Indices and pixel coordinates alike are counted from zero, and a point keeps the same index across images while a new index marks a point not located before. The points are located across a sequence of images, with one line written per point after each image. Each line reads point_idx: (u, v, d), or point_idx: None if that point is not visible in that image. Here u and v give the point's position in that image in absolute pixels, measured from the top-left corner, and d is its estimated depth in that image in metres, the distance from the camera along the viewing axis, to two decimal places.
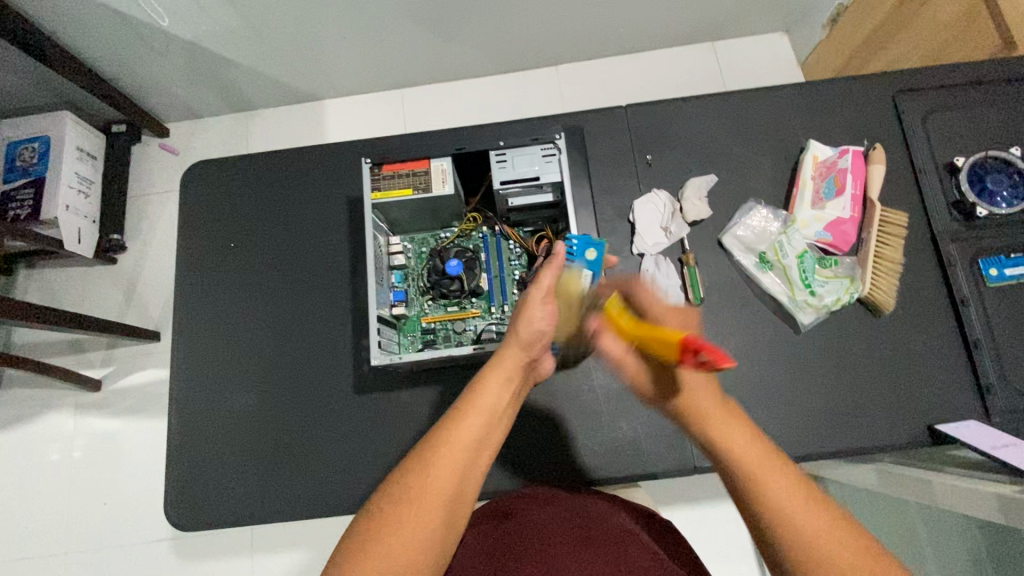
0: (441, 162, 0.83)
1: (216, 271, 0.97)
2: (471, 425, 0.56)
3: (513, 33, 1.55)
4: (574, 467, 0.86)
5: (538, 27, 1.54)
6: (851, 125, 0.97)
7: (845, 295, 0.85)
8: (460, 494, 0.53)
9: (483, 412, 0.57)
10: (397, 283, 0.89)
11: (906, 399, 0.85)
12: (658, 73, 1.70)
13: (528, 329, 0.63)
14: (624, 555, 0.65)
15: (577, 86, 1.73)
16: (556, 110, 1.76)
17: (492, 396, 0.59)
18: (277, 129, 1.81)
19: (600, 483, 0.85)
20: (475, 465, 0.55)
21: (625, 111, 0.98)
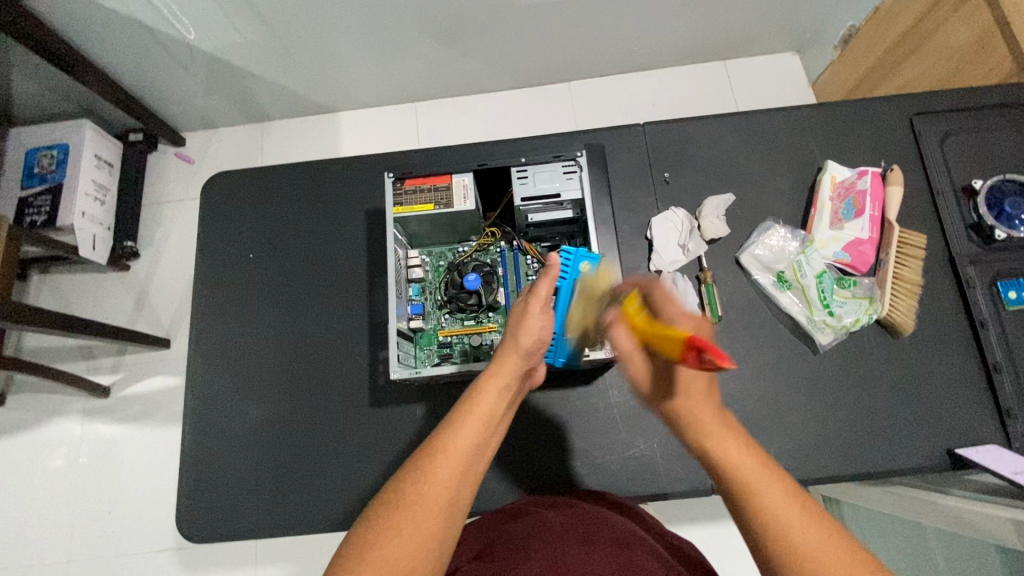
0: (462, 177, 0.84)
1: (233, 280, 0.98)
2: (470, 431, 0.55)
3: (529, 50, 1.57)
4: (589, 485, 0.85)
5: (553, 44, 1.56)
6: (869, 146, 0.97)
7: (864, 316, 0.85)
8: (459, 501, 0.51)
9: (482, 419, 0.56)
10: (414, 296, 0.89)
11: (925, 422, 0.84)
12: (670, 90, 1.72)
13: (529, 338, 0.63)
14: (631, 555, 0.61)
15: (590, 102, 1.74)
16: (568, 125, 1.77)
17: (490, 402, 0.58)
18: (292, 140, 1.83)
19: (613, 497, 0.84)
20: (473, 473, 0.53)
21: (643, 129, 0.99)
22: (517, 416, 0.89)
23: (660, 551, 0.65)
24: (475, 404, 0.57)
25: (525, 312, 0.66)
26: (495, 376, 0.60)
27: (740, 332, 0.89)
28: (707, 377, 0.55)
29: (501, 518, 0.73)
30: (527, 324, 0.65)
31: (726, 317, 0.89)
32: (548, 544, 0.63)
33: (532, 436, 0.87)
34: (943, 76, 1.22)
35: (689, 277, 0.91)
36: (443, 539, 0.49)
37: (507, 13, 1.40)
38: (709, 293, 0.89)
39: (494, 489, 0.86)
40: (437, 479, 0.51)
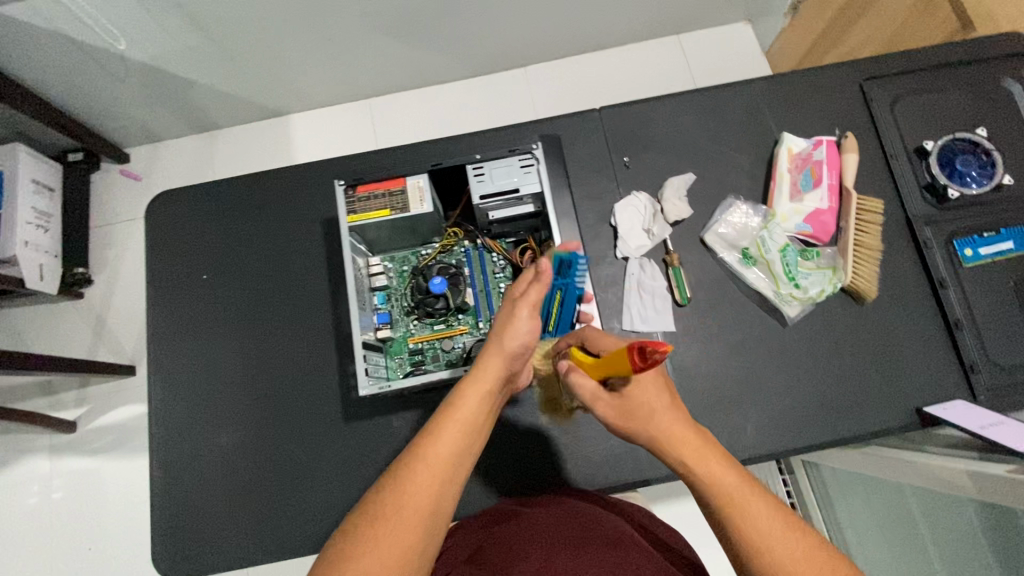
0: (417, 179, 0.80)
1: (187, 304, 0.94)
2: (447, 439, 0.56)
3: (482, 36, 1.53)
4: (572, 480, 0.85)
5: (506, 29, 1.52)
6: (823, 114, 0.98)
7: (828, 285, 0.86)
8: (438, 511, 0.52)
9: (461, 426, 0.57)
10: (380, 304, 0.87)
11: (893, 385, 0.86)
12: (627, 69, 1.70)
13: (511, 340, 0.63)
14: (622, 555, 0.60)
15: (547, 86, 1.72)
16: (528, 113, 1.75)
17: (471, 408, 0.59)
18: (244, 147, 1.77)
19: (598, 484, 0.84)
20: (454, 481, 0.55)
21: (599, 115, 0.98)
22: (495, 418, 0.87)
23: (650, 550, 0.64)
24: (454, 413, 0.58)
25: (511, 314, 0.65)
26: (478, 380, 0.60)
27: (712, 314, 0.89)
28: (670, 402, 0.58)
29: (496, 517, 0.73)
30: (512, 325, 0.64)
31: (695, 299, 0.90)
32: (542, 548, 0.62)
33: (513, 435, 0.87)
34: (886, 42, 1.24)
35: (656, 262, 0.91)
36: (421, 548, 0.50)
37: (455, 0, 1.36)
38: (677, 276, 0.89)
39: (479, 492, 0.85)
40: (415, 491, 0.52)
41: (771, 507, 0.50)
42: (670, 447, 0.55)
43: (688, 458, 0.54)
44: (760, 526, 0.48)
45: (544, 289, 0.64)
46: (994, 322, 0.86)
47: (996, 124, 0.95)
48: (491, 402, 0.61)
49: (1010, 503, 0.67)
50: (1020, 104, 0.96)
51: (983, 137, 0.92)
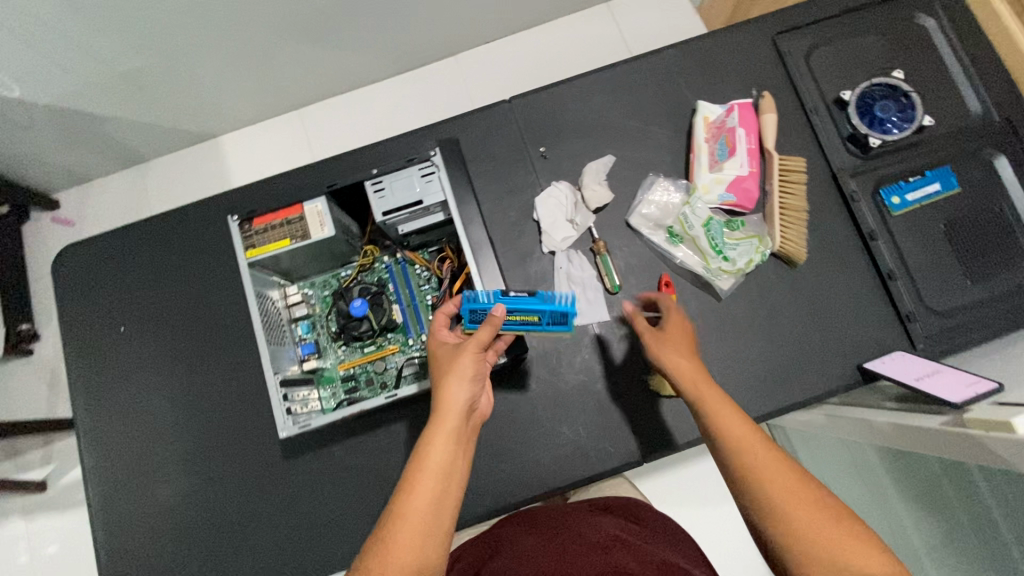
0: (314, 204, 0.77)
1: (111, 359, 0.90)
2: (423, 490, 0.59)
3: (402, 32, 1.48)
4: (522, 485, 0.84)
5: (426, 22, 1.46)
6: (739, 76, 0.94)
7: (756, 255, 0.84)
8: (428, 561, 0.56)
9: (434, 473, 0.60)
10: (304, 334, 0.85)
11: (834, 345, 0.85)
12: (559, 44, 1.65)
13: (464, 376, 0.65)
14: (615, 560, 0.59)
15: (479, 74, 1.66)
16: (464, 105, 1.68)
17: (440, 453, 0.61)
18: (175, 177, 1.70)
19: (549, 485, 0.83)
20: (439, 527, 0.58)
21: (509, 106, 0.94)
22: None
23: (644, 549, 0.63)
24: (424, 462, 0.61)
25: (459, 353, 0.68)
26: (441, 420, 0.63)
27: (646, 298, 0.87)
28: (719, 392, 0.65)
29: (482, 555, 0.72)
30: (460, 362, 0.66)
31: (627, 284, 0.88)
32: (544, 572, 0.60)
33: None
34: None
35: (583, 251, 0.88)
36: None
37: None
38: (605, 264, 0.87)
39: None
40: (402, 548, 0.55)
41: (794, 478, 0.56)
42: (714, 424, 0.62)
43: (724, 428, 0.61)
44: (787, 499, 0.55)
45: (494, 330, 0.67)
46: (925, 269, 0.85)
47: (912, 64, 0.92)
48: (459, 439, 0.63)
49: (950, 455, 0.67)
50: (935, 40, 0.93)
51: (900, 80, 0.90)
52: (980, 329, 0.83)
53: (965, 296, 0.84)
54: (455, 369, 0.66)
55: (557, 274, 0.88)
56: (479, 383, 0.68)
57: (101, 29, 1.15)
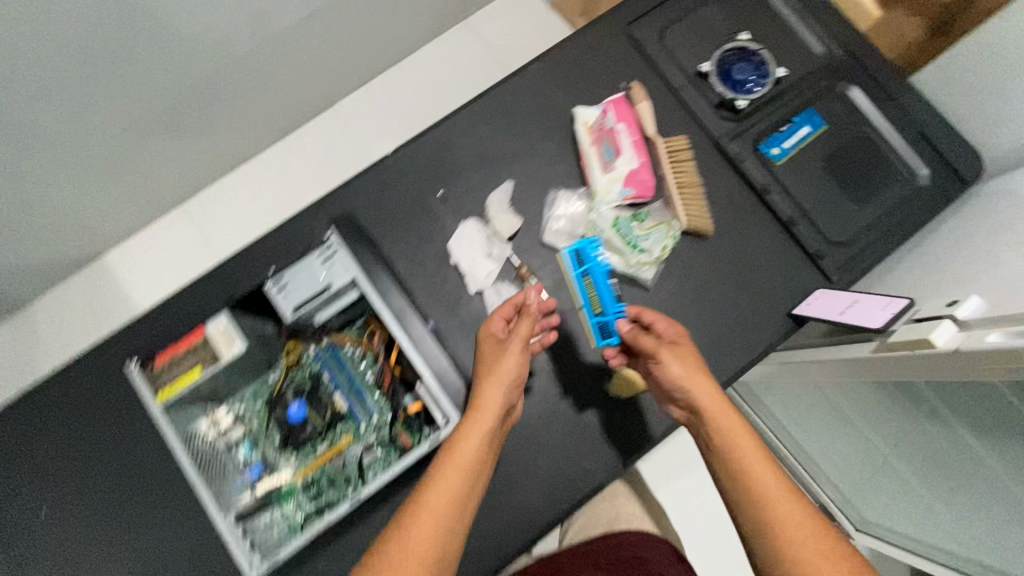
0: (215, 324, 0.77)
1: (38, 552, 0.80)
2: (456, 475, 0.66)
3: (271, 99, 1.42)
4: (517, 530, 0.81)
5: (292, 83, 1.42)
6: (606, 72, 0.97)
7: (668, 240, 0.87)
8: (449, 539, 0.63)
9: (468, 459, 0.68)
10: (248, 455, 0.78)
11: (762, 300, 0.89)
12: (433, 72, 1.64)
13: (502, 380, 0.72)
14: None
15: (361, 122, 1.63)
16: (357, 160, 1.62)
17: (476, 444, 0.69)
18: (63, 314, 1.54)
19: (544, 521, 0.82)
20: (462, 510, 0.65)
21: (396, 160, 0.92)
22: None
23: None
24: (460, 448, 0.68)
25: (503, 356, 0.75)
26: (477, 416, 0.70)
27: (582, 308, 0.87)
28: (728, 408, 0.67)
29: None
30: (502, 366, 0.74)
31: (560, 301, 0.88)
32: None
33: None
34: None
35: (507, 282, 0.88)
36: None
37: (220, 78, 1.24)
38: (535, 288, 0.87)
39: None
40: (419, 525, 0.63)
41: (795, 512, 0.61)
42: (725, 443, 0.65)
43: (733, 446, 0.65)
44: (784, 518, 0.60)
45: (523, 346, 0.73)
46: (819, 207, 0.91)
47: (753, 23, 0.98)
48: (492, 435, 0.70)
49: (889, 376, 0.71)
50: None
51: (747, 42, 0.96)
52: (880, 248, 0.90)
53: (859, 221, 0.91)
54: (498, 369, 0.73)
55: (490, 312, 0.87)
56: (515, 386, 0.74)
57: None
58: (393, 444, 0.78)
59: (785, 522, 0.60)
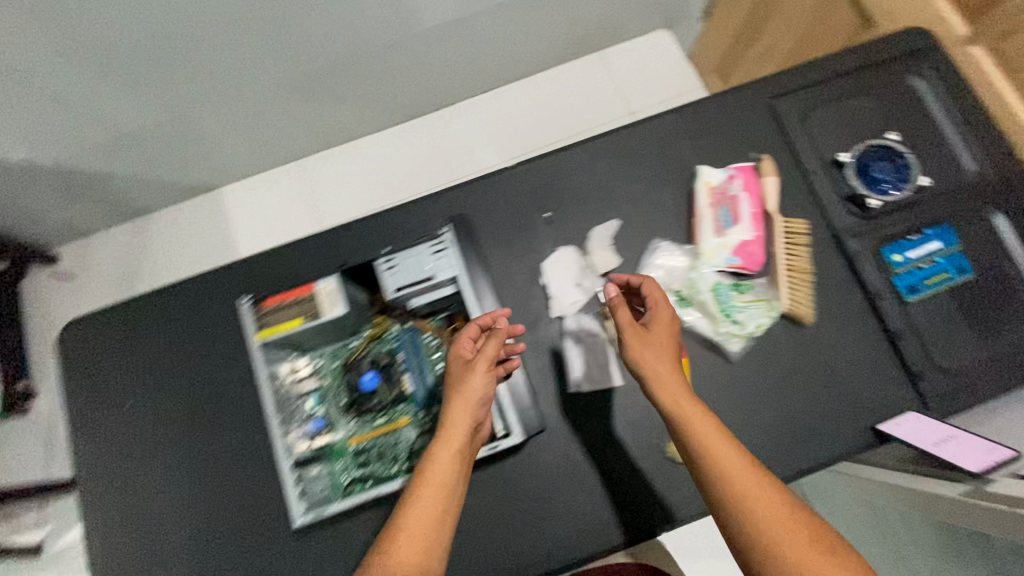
0: (327, 283, 0.82)
1: (116, 434, 0.89)
2: (430, 494, 0.70)
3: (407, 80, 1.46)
4: (548, 546, 0.80)
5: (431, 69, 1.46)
6: (740, 138, 0.96)
7: (765, 319, 0.86)
8: (438, 540, 0.68)
9: (443, 473, 0.71)
10: (315, 406, 0.85)
11: (847, 408, 0.85)
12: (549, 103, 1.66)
13: (465, 403, 0.74)
14: None
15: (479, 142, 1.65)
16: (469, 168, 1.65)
17: (441, 462, 0.72)
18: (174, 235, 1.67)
19: (579, 560, 0.80)
20: (445, 515, 0.70)
21: (515, 172, 0.94)
22: None
23: None
24: (431, 469, 0.71)
25: (468, 372, 0.76)
26: (448, 451, 0.73)
27: None
28: (722, 429, 0.71)
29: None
30: (467, 386, 0.75)
31: None
32: None
33: (483, 508, 0.82)
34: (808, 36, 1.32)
35: (591, 315, 0.88)
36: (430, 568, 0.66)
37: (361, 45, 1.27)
38: (616, 328, 0.86)
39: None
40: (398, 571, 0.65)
41: (784, 512, 0.64)
42: (715, 466, 0.67)
43: (727, 470, 0.67)
44: (777, 534, 0.62)
45: (496, 346, 0.77)
46: (933, 328, 0.86)
47: (909, 124, 0.95)
48: (461, 449, 0.73)
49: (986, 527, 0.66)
50: (926, 100, 0.96)
51: (894, 142, 0.94)
52: (992, 390, 0.83)
53: (972, 355, 0.85)
54: (466, 391, 0.75)
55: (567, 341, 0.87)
56: (485, 406, 0.77)
57: (71, 78, 1.11)
58: None
59: (780, 539, 0.62)
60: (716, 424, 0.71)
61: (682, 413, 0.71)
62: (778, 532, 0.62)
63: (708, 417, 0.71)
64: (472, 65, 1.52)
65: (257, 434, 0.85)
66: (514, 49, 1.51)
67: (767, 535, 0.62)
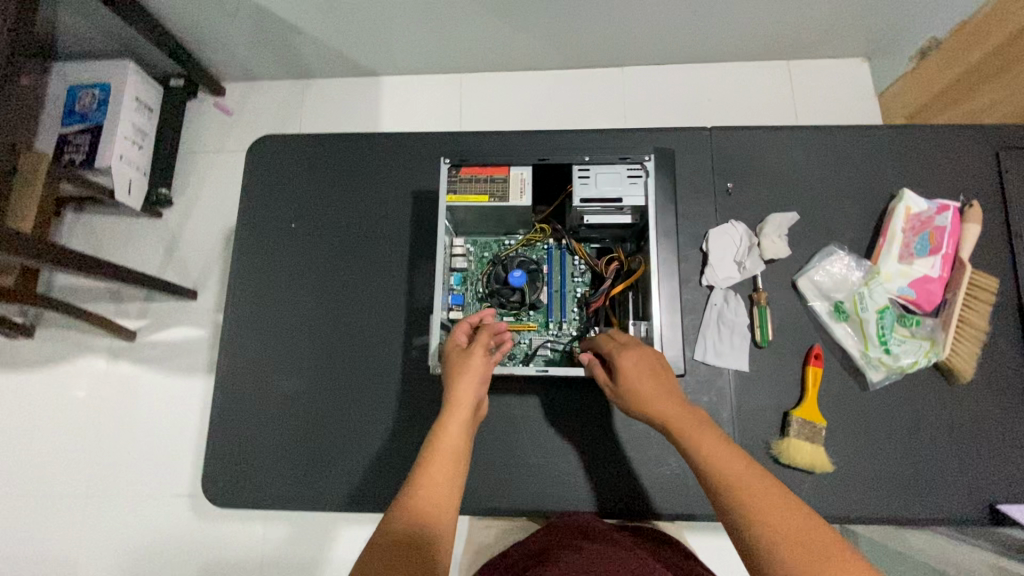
0: (521, 171, 0.80)
1: (270, 247, 0.94)
2: (439, 471, 0.59)
3: (610, 25, 1.34)
4: (628, 487, 0.83)
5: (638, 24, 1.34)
6: (949, 177, 0.91)
7: (923, 358, 0.80)
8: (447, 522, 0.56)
9: (448, 451, 0.61)
10: (454, 285, 0.85)
11: (971, 478, 0.80)
12: (728, 89, 1.50)
13: (473, 379, 0.66)
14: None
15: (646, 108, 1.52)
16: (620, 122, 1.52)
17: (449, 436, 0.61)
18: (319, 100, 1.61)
19: (652, 512, 0.82)
20: (452, 498, 0.58)
21: (708, 135, 0.93)
22: (556, 409, 0.87)
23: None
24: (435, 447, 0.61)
25: (468, 354, 0.68)
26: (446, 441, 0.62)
27: (793, 364, 0.85)
28: (718, 433, 0.62)
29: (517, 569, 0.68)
30: (468, 367, 0.67)
31: (776, 342, 0.86)
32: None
33: (578, 432, 0.85)
34: None
35: (739, 294, 0.87)
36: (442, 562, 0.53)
37: None
38: (761, 314, 0.85)
39: (530, 486, 0.84)
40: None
41: (797, 514, 0.53)
42: (708, 469, 0.59)
43: (721, 466, 0.58)
44: (793, 533, 0.51)
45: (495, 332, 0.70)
46: None
47: None
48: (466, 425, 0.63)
49: None
50: None
51: None
52: None
53: None
54: (467, 370, 0.66)
55: (709, 309, 0.87)
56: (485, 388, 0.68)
57: None
58: (565, 355, 0.82)
59: (788, 532, 0.52)
60: (699, 421, 0.63)
61: (681, 417, 0.63)
62: (783, 525, 0.52)
63: (698, 419, 0.63)
64: (682, 32, 1.37)
65: (398, 291, 0.91)
66: (729, 34, 1.38)
67: (775, 534, 0.52)
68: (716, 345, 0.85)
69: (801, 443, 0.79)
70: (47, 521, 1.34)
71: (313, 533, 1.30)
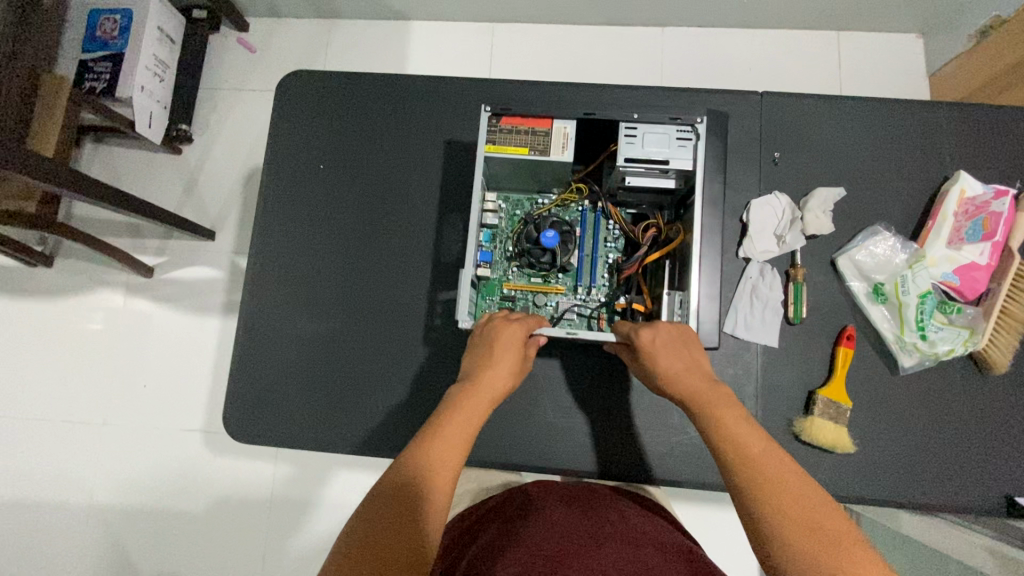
0: (563, 125, 0.77)
1: (297, 186, 0.92)
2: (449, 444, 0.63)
3: None
4: (644, 453, 0.83)
5: None
6: (1009, 162, 0.87)
7: (959, 346, 0.78)
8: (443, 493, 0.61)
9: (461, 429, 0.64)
10: (484, 241, 0.82)
11: (992, 470, 0.79)
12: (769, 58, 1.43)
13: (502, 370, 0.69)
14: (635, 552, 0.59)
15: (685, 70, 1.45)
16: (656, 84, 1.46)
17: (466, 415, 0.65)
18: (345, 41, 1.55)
19: (667, 479, 0.82)
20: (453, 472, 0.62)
21: (759, 100, 0.89)
22: (578, 371, 0.86)
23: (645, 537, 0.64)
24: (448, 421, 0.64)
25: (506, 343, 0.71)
26: (459, 419, 0.64)
27: (824, 343, 0.83)
28: (744, 416, 0.61)
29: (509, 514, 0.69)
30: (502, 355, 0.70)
31: (808, 320, 0.84)
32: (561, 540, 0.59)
33: (598, 396, 0.85)
34: None
35: (774, 268, 0.85)
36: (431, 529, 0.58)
37: None
38: (796, 291, 0.83)
39: (548, 444, 0.84)
40: (378, 545, 0.54)
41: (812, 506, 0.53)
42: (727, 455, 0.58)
43: (743, 453, 0.57)
44: (807, 524, 0.52)
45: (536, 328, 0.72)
46: None
47: None
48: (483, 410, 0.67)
49: None
50: None
51: None
52: None
53: None
54: (499, 359, 0.69)
55: (742, 282, 0.85)
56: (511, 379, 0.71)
57: None
58: (591, 321, 0.80)
59: (802, 523, 0.52)
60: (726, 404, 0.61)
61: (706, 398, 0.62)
62: (798, 515, 0.53)
63: (726, 403, 0.61)
64: None
65: (426, 241, 0.89)
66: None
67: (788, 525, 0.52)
68: (746, 318, 0.83)
69: (823, 422, 0.78)
70: (66, 445, 1.38)
71: (322, 474, 1.33)
